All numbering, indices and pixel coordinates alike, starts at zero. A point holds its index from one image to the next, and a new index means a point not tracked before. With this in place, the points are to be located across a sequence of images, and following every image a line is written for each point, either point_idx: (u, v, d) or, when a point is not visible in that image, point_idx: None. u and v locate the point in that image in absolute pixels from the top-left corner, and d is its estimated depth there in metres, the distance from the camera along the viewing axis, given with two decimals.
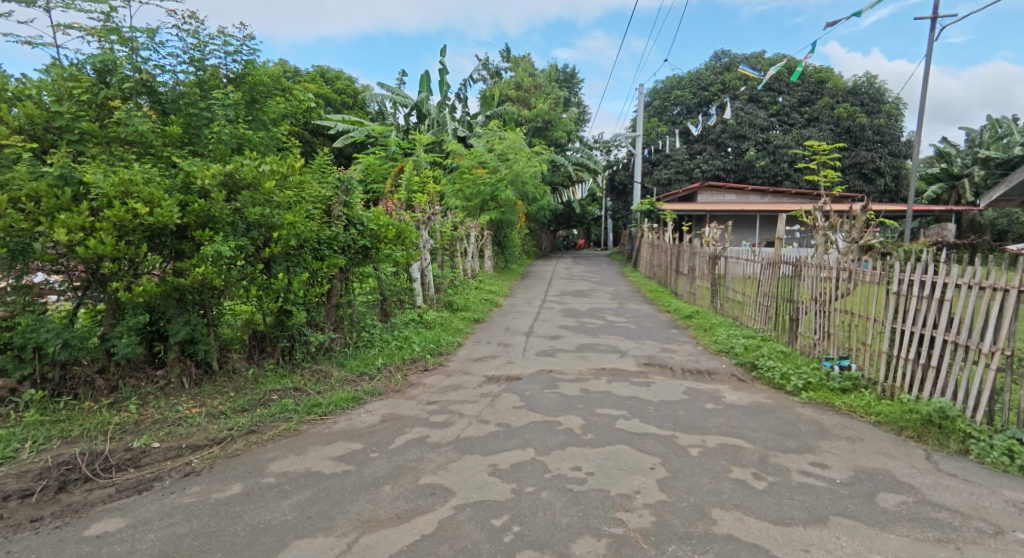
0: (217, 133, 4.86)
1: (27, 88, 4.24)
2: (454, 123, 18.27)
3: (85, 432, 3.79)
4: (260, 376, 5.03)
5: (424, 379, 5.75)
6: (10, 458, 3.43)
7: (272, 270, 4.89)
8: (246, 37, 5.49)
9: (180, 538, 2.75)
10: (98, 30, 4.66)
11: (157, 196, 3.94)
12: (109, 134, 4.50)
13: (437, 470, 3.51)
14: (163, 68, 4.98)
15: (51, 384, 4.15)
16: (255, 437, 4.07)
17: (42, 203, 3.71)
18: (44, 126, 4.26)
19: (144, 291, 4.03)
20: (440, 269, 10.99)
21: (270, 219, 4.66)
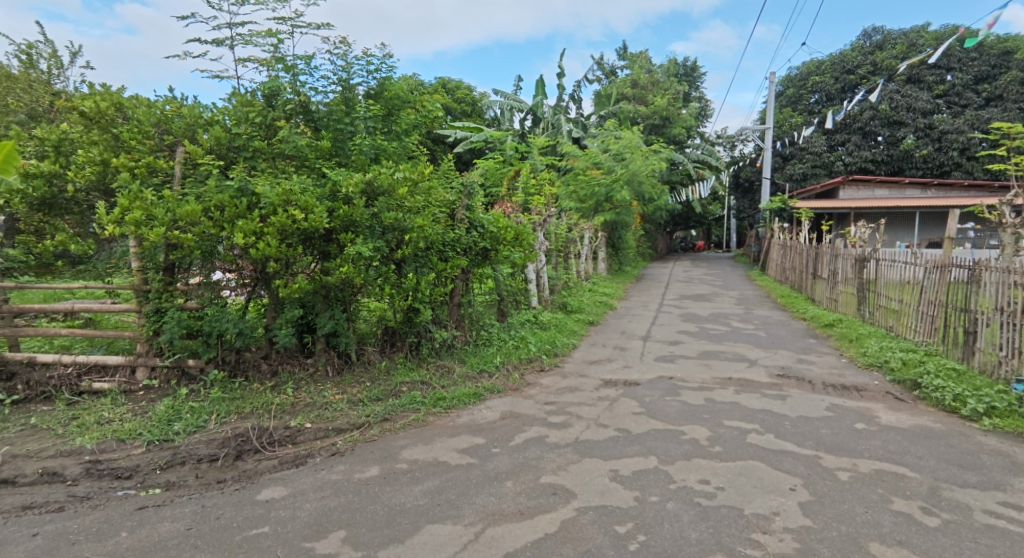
0: (358, 145, 5.34)
1: (215, 115, 4.98)
2: (568, 124, 18.36)
3: (254, 409, 4.37)
4: (392, 368, 5.44)
5: (540, 379, 5.82)
6: (201, 427, 4.05)
7: (403, 270, 5.26)
8: (384, 55, 5.94)
9: (331, 510, 3.06)
10: (268, 59, 5.34)
11: (309, 203, 4.39)
12: (275, 151, 5.12)
13: (557, 470, 3.54)
14: (316, 89, 5.56)
15: (228, 366, 4.83)
16: (389, 424, 4.40)
17: (226, 212, 4.33)
18: (227, 146, 5.00)
19: (298, 287, 4.55)
20: (555, 271, 11.06)
21: (402, 223, 5.02)
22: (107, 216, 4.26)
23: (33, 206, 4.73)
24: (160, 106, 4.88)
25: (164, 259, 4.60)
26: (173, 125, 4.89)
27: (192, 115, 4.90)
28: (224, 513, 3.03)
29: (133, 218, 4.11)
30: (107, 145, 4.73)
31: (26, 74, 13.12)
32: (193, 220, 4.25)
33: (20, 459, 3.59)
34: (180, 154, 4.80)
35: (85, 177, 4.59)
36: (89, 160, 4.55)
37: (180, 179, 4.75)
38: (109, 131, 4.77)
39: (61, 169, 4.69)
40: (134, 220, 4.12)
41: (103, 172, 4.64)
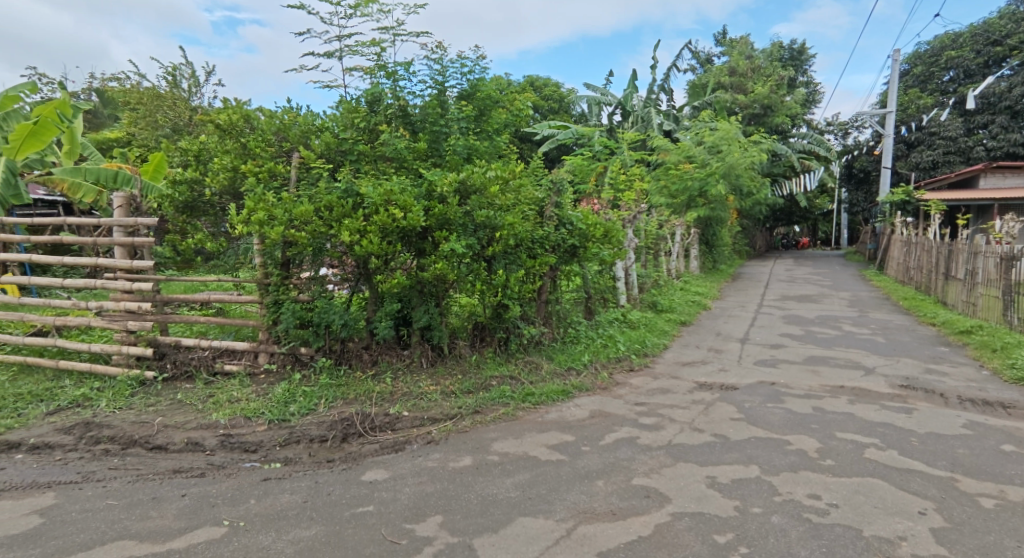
0: (453, 145, 5.50)
1: (325, 122, 5.36)
2: (659, 117, 17.81)
3: (358, 396, 4.66)
4: (482, 362, 5.57)
5: (630, 379, 5.70)
6: (312, 410, 4.39)
7: (493, 267, 5.36)
8: (477, 57, 6.09)
9: (428, 496, 3.20)
10: (371, 67, 5.65)
11: (408, 203, 4.60)
12: (377, 153, 5.41)
13: (650, 473, 3.46)
14: (414, 93, 5.81)
15: (335, 354, 5.19)
16: (480, 417, 4.52)
17: (334, 212, 4.64)
18: (336, 150, 5.36)
19: (397, 282, 4.79)
20: (645, 269, 10.77)
21: (493, 220, 5.12)
22: (237, 217, 4.74)
23: (177, 209, 5.35)
24: (280, 116, 5.33)
25: (282, 255, 5.03)
26: (291, 132, 5.33)
27: (306, 123, 5.30)
28: (334, 490, 3.26)
29: (258, 218, 4.54)
30: (236, 153, 5.25)
31: (169, 92, 14.89)
32: (306, 220, 4.61)
33: (169, 429, 4.10)
34: (296, 159, 5.22)
35: (219, 182, 5.14)
36: (222, 166, 5.09)
37: (295, 182, 5.15)
38: (238, 139, 5.28)
39: (201, 175, 5.28)
40: (259, 220, 4.55)
41: (233, 177, 5.15)
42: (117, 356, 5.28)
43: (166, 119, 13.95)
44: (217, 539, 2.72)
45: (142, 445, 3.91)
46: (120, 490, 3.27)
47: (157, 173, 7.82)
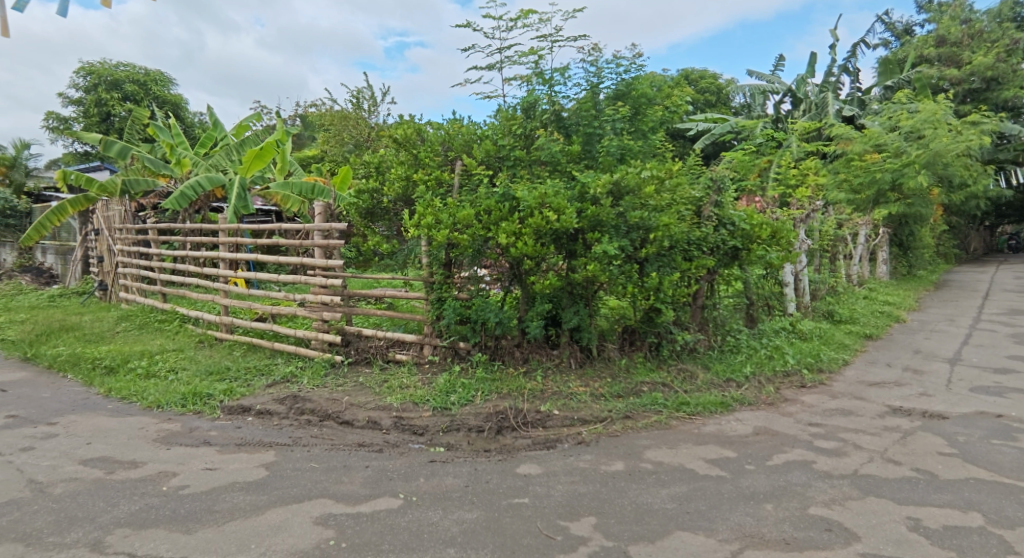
0: (606, 146, 5.40)
1: (485, 131, 5.64)
2: (838, 103, 15.99)
3: (510, 392, 4.81)
4: (632, 367, 5.40)
5: (801, 396, 5.12)
6: (469, 401, 4.64)
7: (645, 270, 5.17)
8: (635, 55, 5.94)
9: (580, 496, 3.18)
10: (529, 75, 5.81)
11: (561, 205, 4.62)
12: (532, 158, 5.52)
13: (832, 503, 3.05)
14: (569, 97, 5.84)
15: (489, 350, 5.43)
16: (631, 422, 4.39)
17: (492, 216, 4.84)
18: (494, 157, 5.59)
19: (549, 283, 4.85)
20: (820, 274, 9.62)
21: (648, 222, 4.92)
22: (409, 221, 5.20)
23: (360, 215, 6.02)
24: (446, 128, 5.73)
25: (445, 256, 5.40)
26: (455, 142, 5.70)
27: (469, 132, 5.63)
28: (492, 478, 3.40)
29: (426, 222, 4.93)
30: (409, 164, 5.76)
31: (354, 113, 16.92)
32: (468, 223, 4.88)
33: (354, 407, 4.64)
34: (459, 166, 5.56)
35: (394, 191, 5.69)
36: (397, 177, 5.62)
37: (458, 189, 5.48)
38: (411, 151, 5.78)
39: (380, 185, 5.91)
40: (427, 224, 4.94)
41: (406, 185, 5.67)
42: (315, 341, 6.13)
43: (351, 137, 15.87)
44: (395, 509, 3.00)
45: (334, 419, 4.47)
46: (319, 456, 3.77)
47: (344, 183, 8.92)
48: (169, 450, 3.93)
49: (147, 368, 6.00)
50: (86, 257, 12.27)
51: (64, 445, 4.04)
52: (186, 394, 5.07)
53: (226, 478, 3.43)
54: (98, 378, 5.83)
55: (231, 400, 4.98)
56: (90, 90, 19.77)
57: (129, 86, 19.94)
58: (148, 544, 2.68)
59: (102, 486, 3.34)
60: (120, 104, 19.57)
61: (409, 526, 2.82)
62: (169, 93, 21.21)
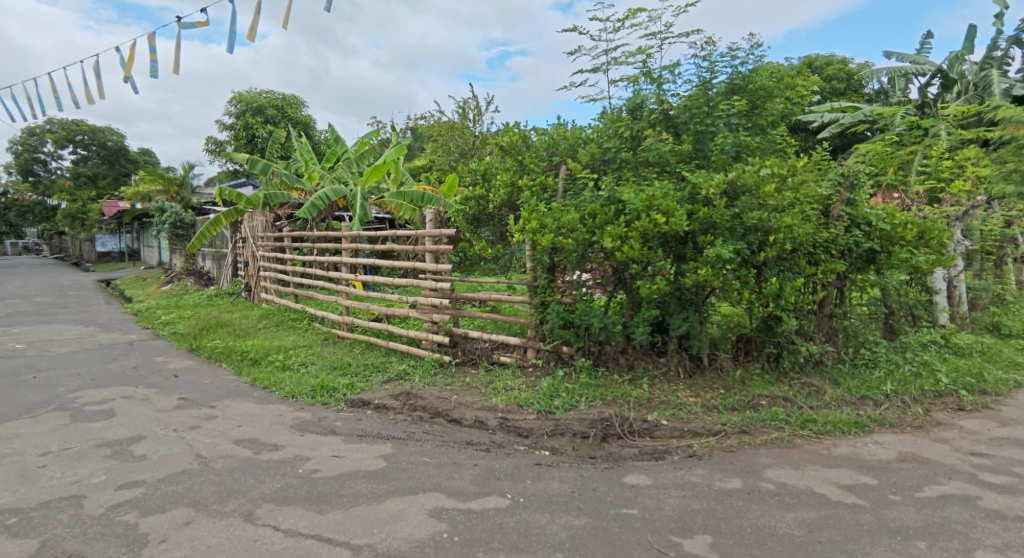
0: (720, 144, 5.09)
1: (590, 134, 5.57)
2: (1003, 82, 13.87)
3: (615, 399, 4.69)
4: (747, 379, 5.04)
5: (958, 421, 4.47)
6: (573, 406, 4.60)
7: (763, 274, 4.82)
8: (752, 46, 5.58)
9: (695, 512, 3.02)
10: (637, 75, 5.66)
11: (671, 207, 4.43)
12: (639, 160, 5.34)
13: (1002, 549, 2.63)
14: (678, 95, 5.61)
15: (593, 355, 5.34)
16: (748, 438, 4.10)
17: (596, 219, 4.76)
18: (599, 160, 5.49)
19: (657, 288, 4.67)
20: (980, 280, 8.38)
21: (768, 223, 4.57)
22: (515, 226, 5.27)
23: (467, 221, 6.20)
24: (551, 133, 5.74)
25: (549, 261, 5.40)
26: (560, 147, 5.69)
27: (573, 136, 5.59)
28: (599, 486, 3.34)
29: (531, 227, 4.97)
30: (514, 170, 5.84)
31: (461, 123, 17.56)
32: (573, 227, 4.85)
33: (462, 406, 4.78)
34: (564, 171, 5.55)
35: (500, 197, 5.80)
36: (503, 183, 5.72)
37: (562, 193, 5.46)
38: (516, 157, 5.84)
39: (486, 192, 6.04)
40: (532, 228, 4.98)
41: (512, 192, 5.76)
42: (425, 341, 6.41)
43: (457, 146, 16.46)
44: (503, 509, 3.05)
45: (444, 417, 4.65)
46: (432, 451, 3.94)
47: (452, 191, 9.33)
48: (304, 437, 4.31)
49: (283, 361, 6.66)
50: (235, 261, 13.90)
51: (221, 425, 4.59)
52: (316, 387, 5.54)
53: (350, 466, 3.69)
54: (245, 368, 6.56)
55: (353, 394, 5.36)
56: (239, 115, 22.41)
57: (270, 110, 22.30)
58: (288, 521, 2.96)
59: (252, 464, 3.75)
60: (262, 126, 21.95)
61: (518, 527, 2.85)
62: (301, 114, 23.42)
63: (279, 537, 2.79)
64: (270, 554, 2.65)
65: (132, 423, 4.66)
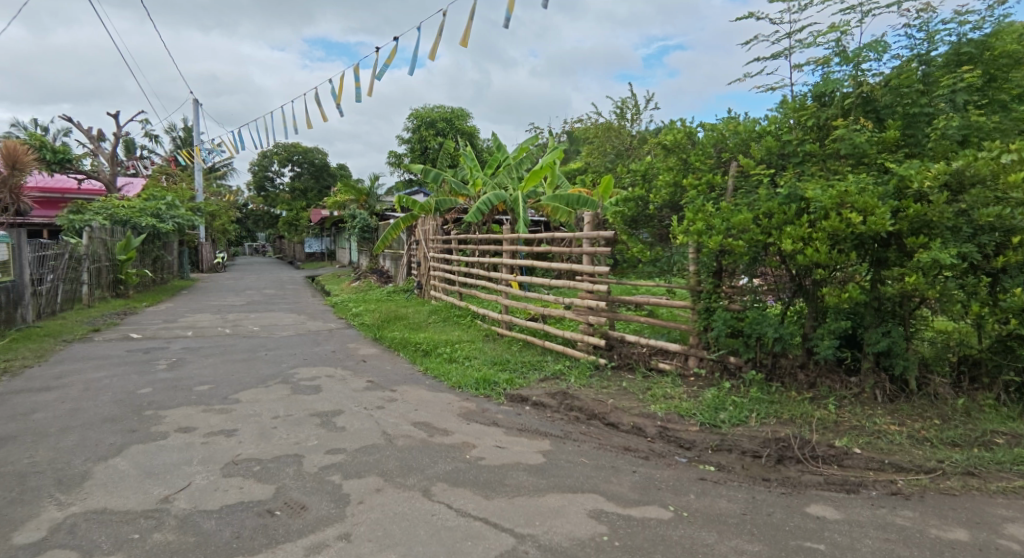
0: (942, 127, 4.27)
1: (767, 125, 5.03)
2: None
3: (793, 418, 4.22)
4: (974, 410, 4.18)
5: None
6: (743, 421, 4.24)
7: (1001, 284, 3.96)
8: (988, 7, 4.61)
9: None
10: (828, 56, 5.02)
11: (870, 204, 3.84)
12: (828, 152, 4.71)
13: None
14: (880, 74, 4.84)
15: (766, 368, 4.86)
16: (976, 482, 3.41)
17: (774, 219, 4.34)
18: (777, 154, 4.97)
19: (848, 297, 4.09)
20: None
21: (1010, 221, 3.74)
22: (678, 228, 5.02)
23: (624, 223, 5.95)
24: (720, 128, 5.33)
25: (715, 265, 5.06)
26: (730, 143, 5.27)
27: (747, 130, 5.10)
28: (775, 512, 3.04)
29: (696, 229, 4.69)
30: (678, 169, 5.54)
31: (618, 124, 17.31)
32: (744, 228, 4.48)
33: (619, 410, 4.70)
34: (735, 167, 5.13)
35: (660, 198, 5.52)
36: (665, 183, 5.46)
37: (732, 192, 5.06)
38: (680, 156, 5.52)
39: (647, 193, 5.78)
40: (697, 230, 4.70)
41: (674, 192, 5.46)
42: (581, 343, 6.41)
43: (613, 147, 16.19)
44: (666, 521, 2.93)
45: (600, 419, 4.62)
46: (590, 452, 3.94)
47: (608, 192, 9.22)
48: (471, 425, 4.61)
49: (451, 353, 7.20)
50: (409, 262, 15.37)
51: (401, 407, 5.11)
52: (479, 379, 5.89)
53: (514, 457, 3.85)
54: (419, 358, 7.22)
55: (512, 389, 5.60)
56: (415, 130, 24.73)
57: (441, 123, 24.24)
58: (459, 501, 3.18)
59: (428, 445, 4.10)
60: (434, 138, 23.99)
61: (682, 542, 2.71)
62: (468, 124, 25.07)
63: (452, 515, 3.01)
64: (446, 529, 2.87)
65: (333, 398, 5.41)
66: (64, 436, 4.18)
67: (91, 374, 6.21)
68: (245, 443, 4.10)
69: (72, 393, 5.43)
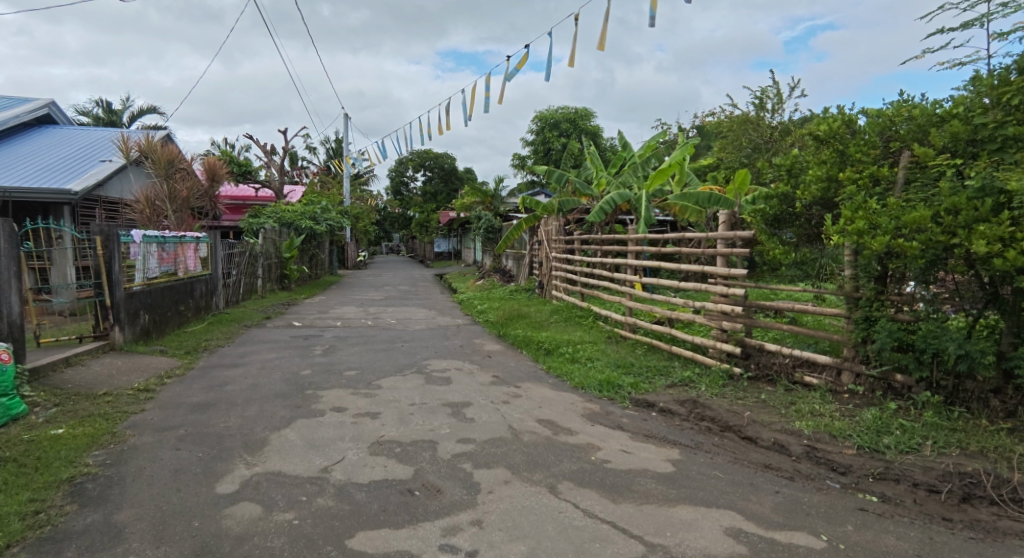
0: None
1: (954, 108, 4.31)
2: None
3: (983, 451, 3.61)
4: None
5: None
6: (914, 449, 3.72)
7: None
8: None
9: None
10: None
11: None
12: None
13: None
14: None
15: (944, 391, 4.20)
16: None
17: (960, 216, 3.72)
18: (968, 141, 4.19)
19: None
20: None
21: None
22: (832, 227, 4.55)
23: (765, 223, 5.50)
24: (888, 114, 4.69)
25: (879, 268, 4.48)
26: (901, 130, 4.62)
27: (926, 114, 4.42)
28: None
29: (856, 228, 4.17)
30: (832, 163, 4.95)
31: (758, 115, 15.67)
32: (920, 227, 3.89)
33: (757, 424, 4.36)
34: (907, 158, 4.48)
35: (810, 194, 4.97)
36: (816, 177, 4.92)
37: (903, 186, 4.46)
38: (838, 146, 4.91)
39: (793, 189, 5.23)
40: (857, 229, 4.19)
41: (828, 187, 4.87)
42: (713, 350, 6.03)
43: (750, 141, 14.99)
44: (818, 550, 2.66)
45: (736, 432, 4.32)
46: (724, 466, 3.70)
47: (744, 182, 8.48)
48: (595, 427, 4.56)
49: (573, 353, 7.19)
50: (531, 261, 15.62)
51: (526, 404, 5.21)
52: (602, 382, 5.81)
53: (641, 463, 3.74)
54: (542, 357, 7.31)
55: (638, 394, 5.44)
56: (539, 132, 25.07)
57: (564, 124, 24.34)
58: (586, 501, 3.17)
59: (553, 443, 4.13)
60: (558, 139, 24.16)
61: None
62: (591, 124, 24.88)
63: (580, 515, 3.00)
64: (574, 527, 2.87)
65: (462, 390, 5.68)
66: (247, 407, 4.86)
67: (265, 356, 7.14)
68: (388, 425, 4.45)
69: (251, 370, 6.29)
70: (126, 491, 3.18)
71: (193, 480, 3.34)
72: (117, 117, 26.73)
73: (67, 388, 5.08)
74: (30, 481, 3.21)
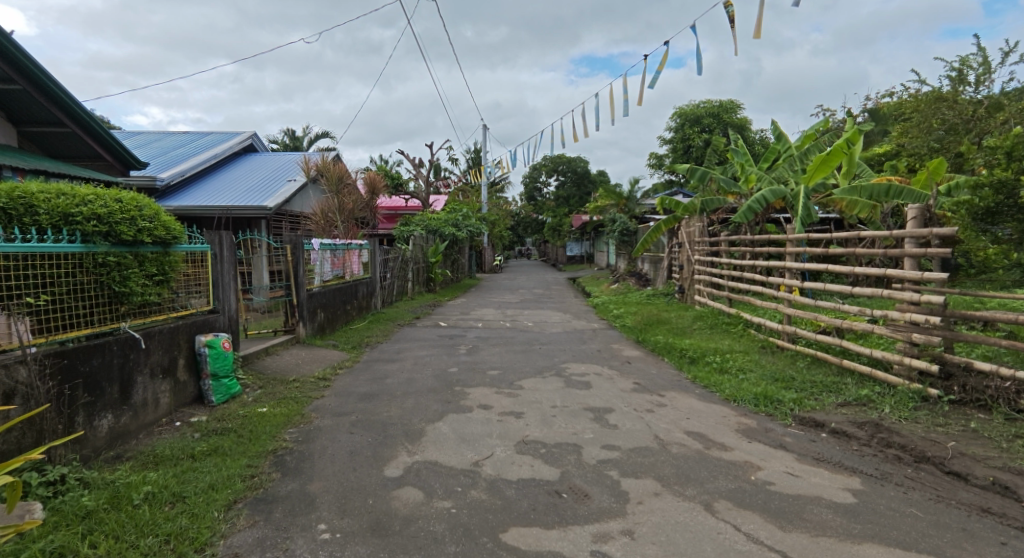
0: None
1: None
2: None
3: None
4: None
5: None
6: None
7: None
8: None
9: None
10: None
11: None
12: None
13: None
14: None
15: None
16: None
17: None
18: None
19: None
20: None
21: None
22: None
23: (971, 219, 4.56)
24: None
25: None
26: None
27: None
28: None
29: None
30: None
31: (952, 92, 13.11)
32: None
33: (967, 459, 3.68)
34: None
35: None
36: None
37: None
38: None
39: (1014, 175, 4.29)
40: None
41: None
42: (897, 365, 5.22)
43: (943, 121, 12.37)
44: None
45: (935, 465, 3.71)
46: (922, 503, 3.18)
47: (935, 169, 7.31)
48: (752, 444, 4.21)
49: (721, 363, 6.73)
50: (671, 265, 14.96)
51: (671, 414, 4.98)
52: (758, 396, 5.35)
53: (812, 489, 3.37)
54: (686, 366, 6.95)
55: (802, 411, 4.92)
56: (678, 128, 23.93)
57: (706, 119, 22.99)
58: (748, 525, 2.92)
59: (705, 458, 3.90)
60: (699, 135, 22.90)
61: None
62: (737, 117, 23.14)
63: (742, 539, 2.78)
64: (736, 551, 2.67)
65: (604, 395, 5.60)
66: (405, 399, 5.28)
67: (417, 353, 7.72)
68: (532, 426, 4.53)
69: (406, 365, 6.84)
70: (316, 465, 3.63)
71: (366, 462, 3.70)
72: (298, 143, 30.89)
73: (267, 374, 5.96)
74: (247, 449, 3.80)
